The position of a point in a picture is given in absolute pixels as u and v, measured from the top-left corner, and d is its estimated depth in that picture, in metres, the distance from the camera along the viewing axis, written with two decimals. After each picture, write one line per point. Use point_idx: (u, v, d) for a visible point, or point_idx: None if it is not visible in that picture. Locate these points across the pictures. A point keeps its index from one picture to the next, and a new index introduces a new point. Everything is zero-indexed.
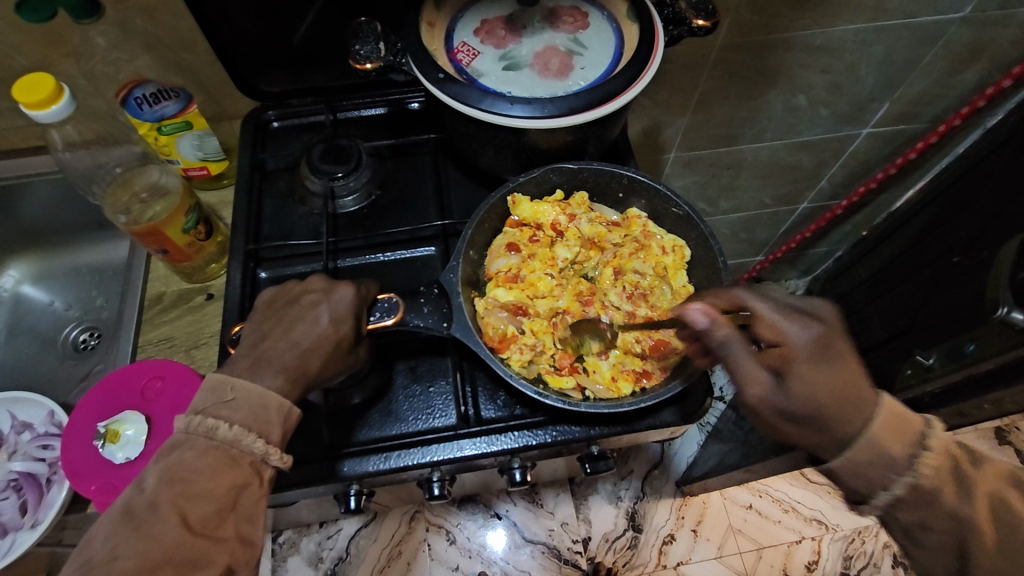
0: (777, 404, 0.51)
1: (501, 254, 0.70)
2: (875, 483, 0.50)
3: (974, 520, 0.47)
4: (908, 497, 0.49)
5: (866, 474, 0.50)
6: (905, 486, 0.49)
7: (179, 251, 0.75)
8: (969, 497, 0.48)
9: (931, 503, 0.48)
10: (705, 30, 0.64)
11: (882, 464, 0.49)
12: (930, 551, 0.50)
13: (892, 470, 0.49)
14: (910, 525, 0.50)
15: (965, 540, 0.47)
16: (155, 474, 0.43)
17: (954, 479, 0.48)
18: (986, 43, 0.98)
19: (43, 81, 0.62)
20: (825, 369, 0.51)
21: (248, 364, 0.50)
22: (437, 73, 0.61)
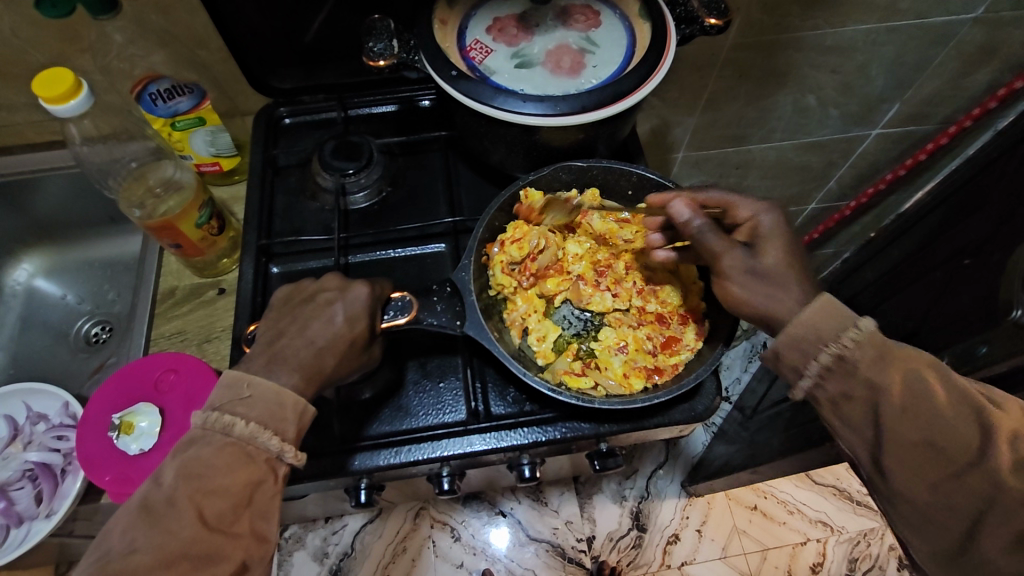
0: (746, 265, 0.55)
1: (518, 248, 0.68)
2: (808, 356, 0.50)
3: (887, 387, 0.47)
4: (835, 368, 0.49)
5: (802, 345, 0.50)
6: (831, 357, 0.49)
7: (192, 246, 0.75)
8: (886, 368, 0.48)
9: (854, 373, 0.48)
10: (717, 29, 0.64)
11: (816, 333, 0.50)
12: (852, 424, 0.49)
13: (823, 340, 0.50)
14: (835, 398, 0.49)
15: (879, 403, 0.47)
16: (172, 469, 0.44)
17: (875, 353, 0.48)
18: (998, 44, 0.98)
19: (63, 76, 0.63)
20: (788, 247, 0.56)
21: (264, 361, 0.51)
22: (450, 71, 0.61)
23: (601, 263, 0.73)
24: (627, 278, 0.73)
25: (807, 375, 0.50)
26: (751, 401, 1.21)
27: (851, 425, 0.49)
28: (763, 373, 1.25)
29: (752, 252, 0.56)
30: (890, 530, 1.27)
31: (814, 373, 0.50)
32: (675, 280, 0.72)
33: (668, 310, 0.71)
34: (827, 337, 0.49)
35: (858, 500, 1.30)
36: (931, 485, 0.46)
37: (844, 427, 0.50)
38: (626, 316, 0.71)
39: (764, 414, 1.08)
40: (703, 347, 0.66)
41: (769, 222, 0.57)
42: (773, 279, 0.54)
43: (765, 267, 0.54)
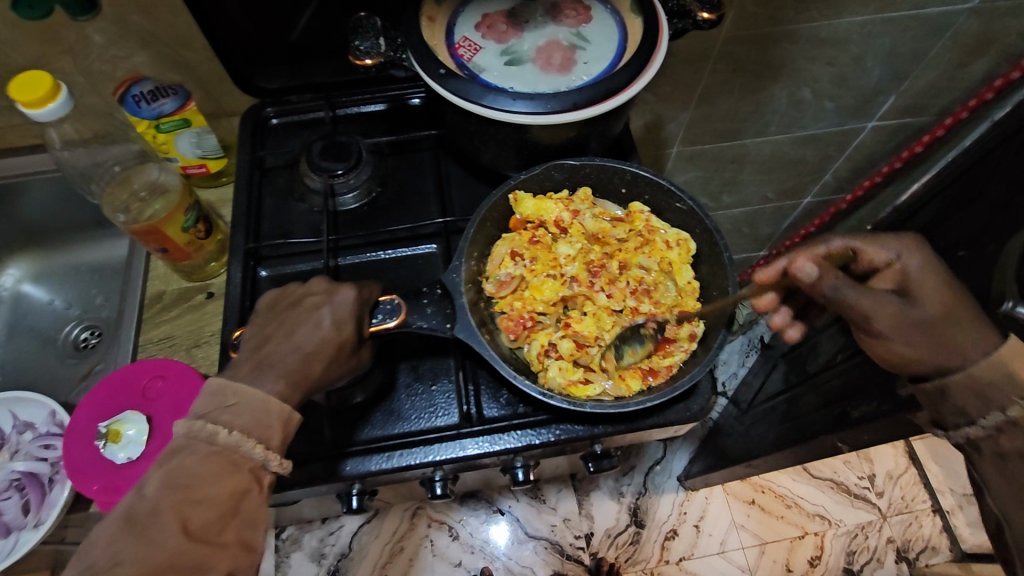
0: (912, 316, 0.58)
1: (504, 263, 0.69)
2: (991, 404, 0.54)
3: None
4: (1018, 422, 0.53)
5: (983, 392, 0.54)
6: (1020, 413, 0.53)
7: (178, 249, 0.74)
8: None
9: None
10: (710, 23, 0.63)
11: (1010, 383, 0.53)
12: (1015, 480, 0.54)
13: (1011, 390, 0.53)
14: (1011, 452, 0.54)
15: None
16: (155, 480, 0.43)
17: None
18: (994, 34, 0.97)
19: (40, 79, 0.61)
20: (942, 281, 0.60)
21: (249, 368, 0.49)
22: (438, 69, 0.60)
23: (593, 263, 0.71)
24: (621, 278, 0.70)
25: (980, 424, 0.55)
26: (748, 395, 1.20)
27: (1012, 482, 0.55)
28: (759, 368, 1.24)
29: (908, 300, 0.59)
30: (887, 523, 1.27)
31: (990, 425, 0.54)
32: (670, 280, 0.69)
33: (664, 310, 0.69)
34: (1002, 390, 0.53)
35: (856, 493, 1.30)
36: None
37: (1004, 481, 0.55)
38: (619, 317, 0.68)
39: (759, 408, 1.08)
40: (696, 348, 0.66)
41: (915, 264, 0.61)
42: (933, 329, 0.57)
43: (929, 314, 0.58)
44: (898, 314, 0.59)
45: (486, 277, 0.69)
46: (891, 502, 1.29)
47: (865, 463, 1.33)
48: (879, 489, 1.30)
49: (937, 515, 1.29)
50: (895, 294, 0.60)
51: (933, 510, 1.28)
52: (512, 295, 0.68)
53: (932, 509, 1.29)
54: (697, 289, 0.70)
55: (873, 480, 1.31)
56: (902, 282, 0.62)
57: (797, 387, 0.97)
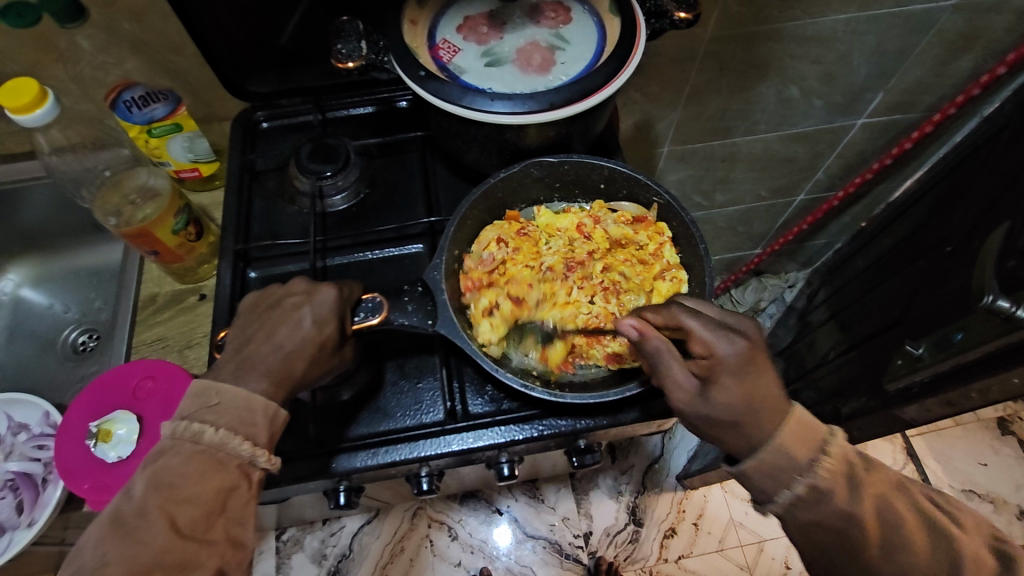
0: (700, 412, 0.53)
1: (489, 246, 0.70)
2: (781, 484, 0.52)
3: (861, 517, 0.52)
4: (807, 497, 0.52)
5: (777, 475, 0.52)
6: (806, 487, 0.52)
7: (169, 252, 0.75)
8: (859, 498, 0.52)
9: (825, 501, 0.52)
10: (687, 23, 0.64)
11: (787, 467, 0.51)
12: (819, 545, 0.54)
13: (798, 471, 0.52)
14: (806, 523, 0.53)
15: (852, 534, 0.52)
16: (142, 481, 0.44)
17: (846, 475, 0.53)
18: (979, 30, 0.97)
19: (26, 86, 0.63)
20: (751, 380, 0.52)
21: (233, 367, 0.51)
22: (418, 71, 0.61)
23: (573, 260, 0.72)
24: (599, 275, 0.72)
25: (778, 503, 0.52)
26: None
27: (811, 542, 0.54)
28: None
29: (705, 386, 0.53)
30: None
31: (785, 501, 0.52)
32: (642, 295, 0.70)
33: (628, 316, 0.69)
34: (796, 470, 0.52)
35: None
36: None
37: (811, 547, 0.54)
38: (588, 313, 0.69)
39: None
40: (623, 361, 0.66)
41: (729, 356, 0.53)
42: (742, 426, 0.52)
43: (721, 415, 0.52)
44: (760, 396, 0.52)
45: (470, 254, 0.70)
46: None
47: None
48: None
49: None
50: (696, 379, 0.54)
51: None
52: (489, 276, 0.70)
53: None
54: None
55: None
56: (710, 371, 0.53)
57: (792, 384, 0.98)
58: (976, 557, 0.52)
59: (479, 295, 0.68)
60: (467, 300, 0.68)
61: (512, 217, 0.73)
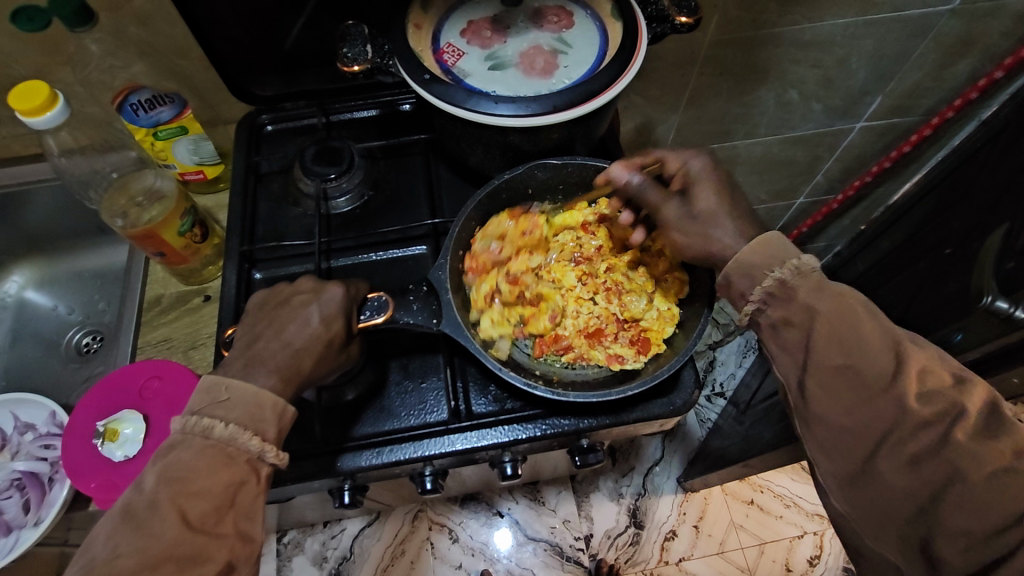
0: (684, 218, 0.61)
1: (500, 233, 0.71)
2: (756, 283, 0.54)
3: (823, 312, 0.50)
4: (777, 292, 0.53)
5: (751, 273, 0.54)
6: (775, 281, 0.53)
7: (175, 253, 0.76)
8: (828, 295, 0.51)
9: (791, 297, 0.52)
10: (688, 27, 0.65)
11: (756, 267, 0.54)
12: (787, 351, 0.53)
13: (770, 268, 0.53)
14: (775, 322, 0.53)
15: (812, 328, 0.51)
16: (153, 474, 0.45)
17: (814, 283, 0.52)
18: (976, 35, 0.98)
19: (37, 89, 0.64)
20: (717, 188, 0.61)
21: (241, 364, 0.51)
22: (423, 75, 0.62)
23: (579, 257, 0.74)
24: (603, 275, 0.73)
25: (750, 300, 0.54)
26: (745, 395, 1.20)
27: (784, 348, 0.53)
28: (757, 368, 1.24)
29: (686, 200, 0.62)
30: None
31: (757, 297, 0.54)
32: (644, 296, 0.71)
33: (628, 317, 0.70)
34: (768, 270, 0.54)
35: None
36: (849, 412, 0.49)
37: (780, 352, 0.53)
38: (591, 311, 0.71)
39: (758, 408, 1.08)
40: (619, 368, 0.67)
41: (698, 165, 0.62)
42: (706, 223, 0.60)
43: (699, 216, 0.60)
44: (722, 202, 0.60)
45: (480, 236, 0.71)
46: None
47: None
48: None
49: None
50: (678, 197, 0.62)
51: None
52: (497, 263, 0.71)
53: None
54: (676, 316, 0.69)
55: None
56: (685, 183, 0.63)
57: None
58: (925, 368, 0.48)
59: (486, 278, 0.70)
60: (472, 287, 0.69)
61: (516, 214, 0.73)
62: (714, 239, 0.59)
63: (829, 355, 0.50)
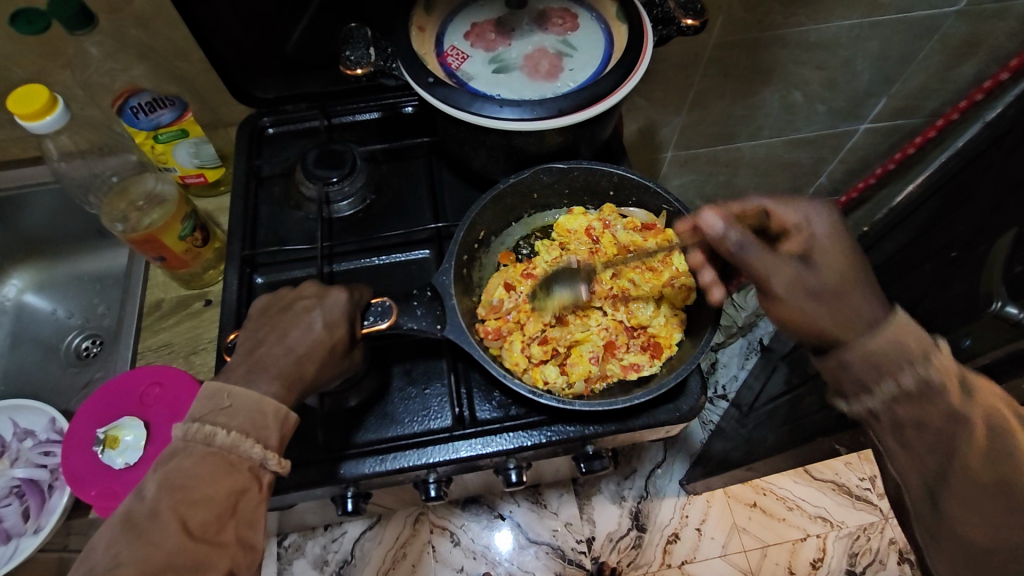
0: (807, 285, 0.53)
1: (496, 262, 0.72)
2: (884, 374, 0.48)
3: (970, 421, 0.46)
4: (914, 390, 0.47)
5: (878, 363, 0.48)
6: (913, 378, 0.47)
7: (176, 258, 0.75)
8: (973, 400, 0.46)
9: (932, 399, 0.47)
10: (694, 29, 0.64)
11: (894, 355, 0.48)
12: (916, 449, 0.49)
13: (908, 359, 0.47)
14: (905, 422, 0.48)
15: (956, 437, 0.46)
16: (154, 482, 0.44)
17: (958, 381, 0.47)
18: (983, 36, 0.98)
19: (37, 92, 0.63)
20: (846, 256, 0.54)
21: (243, 371, 0.50)
22: (427, 78, 0.61)
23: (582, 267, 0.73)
24: (608, 282, 0.73)
25: (876, 394, 0.48)
26: (748, 397, 1.19)
27: (913, 451, 0.49)
28: (760, 370, 1.24)
29: (808, 265, 0.54)
30: (889, 524, 1.26)
31: (887, 392, 0.48)
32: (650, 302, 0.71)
33: (635, 324, 0.70)
34: (903, 361, 0.47)
35: (857, 494, 1.29)
36: (989, 528, 0.46)
37: (904, 450, 0.49)
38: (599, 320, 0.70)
39: (761, 410, 1.07)
40: (632, 377, 0.66)
41: (821, 228, 0.56)
42: (831, 293, 0.52)
43: (826, 281, 0.53)
44: (851, 271, 0.53)
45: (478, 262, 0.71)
46: None
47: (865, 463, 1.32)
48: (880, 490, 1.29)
49: None
50: (798, 260, 0.54)
51: None
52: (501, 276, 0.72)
53: None
54: (681, 321, 0.70)
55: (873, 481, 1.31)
56: (808, 249, 0.55)
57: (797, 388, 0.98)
58: None
59: (493, 297, 0.70)
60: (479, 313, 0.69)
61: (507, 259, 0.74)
62: (846, 313, 0.51)
63: (976, 473, 0.46)
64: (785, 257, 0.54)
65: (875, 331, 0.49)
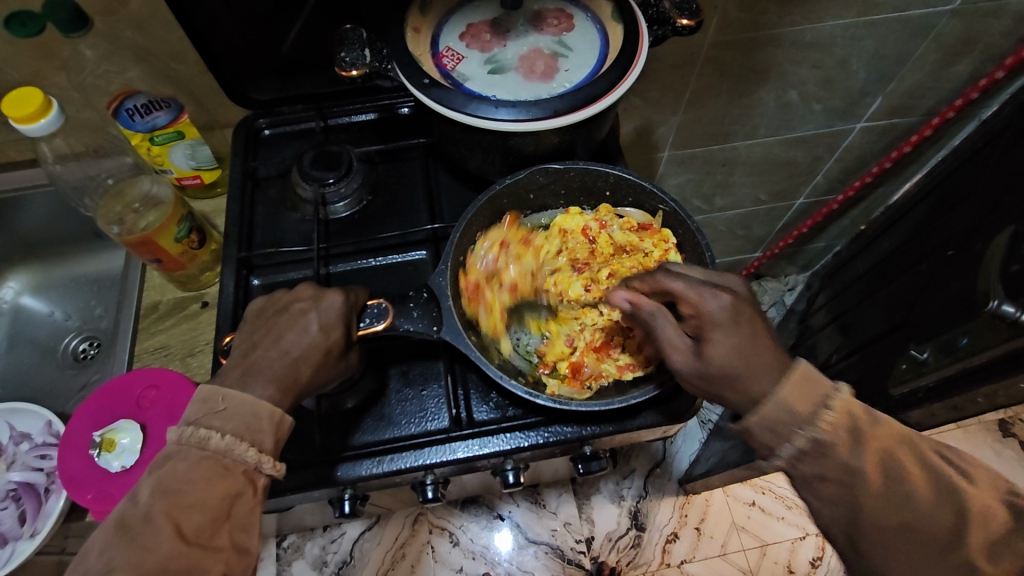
0: (694, 367, 0.53)
1: (492, 247, 0.72)
2: (780, 439, 0.51)
3: (863, 472, 0.49)
4: (809, 450, 0.50)
5: (777, 430, 0.50)
6: (809, 440, 0.50)
7: (172, 260, 0.75)
8: (863, 450, 0.49)
9: (826, 455, 0.50)
10: (689, 29, 0.64)
11: (790, 419, 0.50)
12: (828, 504, 0.51)
13: (795, 424, 0.50)
14: (810, 477, 0.51)
15: (854, 487, 0.49)
16: (147, 486, 0.44)
17: (849, 435, 0.49)
18: (978, 35, 0.98)
19: (31, 95, 0.63)
20: (735, 330, 0.52)
21: (239, 373, 0.50)
22: (422, 79, 0.61)
23: (578, 264, 0.73)
24: (605, 282, 0.71)
25: (781, 456, 0.51)
26: None
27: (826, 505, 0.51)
28: None
29: (699, 347, 0.53)
30: None
31: (789, 456, 0.51)
32: None
33: None
34: (794, 427, 0.50)
35: None
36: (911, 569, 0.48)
37: (819, 504, 0.52)
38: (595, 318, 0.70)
39: None
40: (626, 377, 0.66)
41: (716, 307, 0.53)
42: (718, 376, 0.52)
43: (712, 367, 0.52)
44: (744, 347, 0.52)
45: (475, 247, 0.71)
46: None
47: None
48: None
49: None
50: (691, 340, 0.54)
51: None
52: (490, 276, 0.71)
53: None
54: None
55: None
56: (700, 328, 0.54)
57: None
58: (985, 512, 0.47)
59: (484, 293, 0.69)
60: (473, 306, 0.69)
61: (514, 222, 0.74)
62: (746, 390, 0.51)
63: (882, 520, 0.49)
64: (678, 336, 0.55)
65: (780, 389, 0.50)
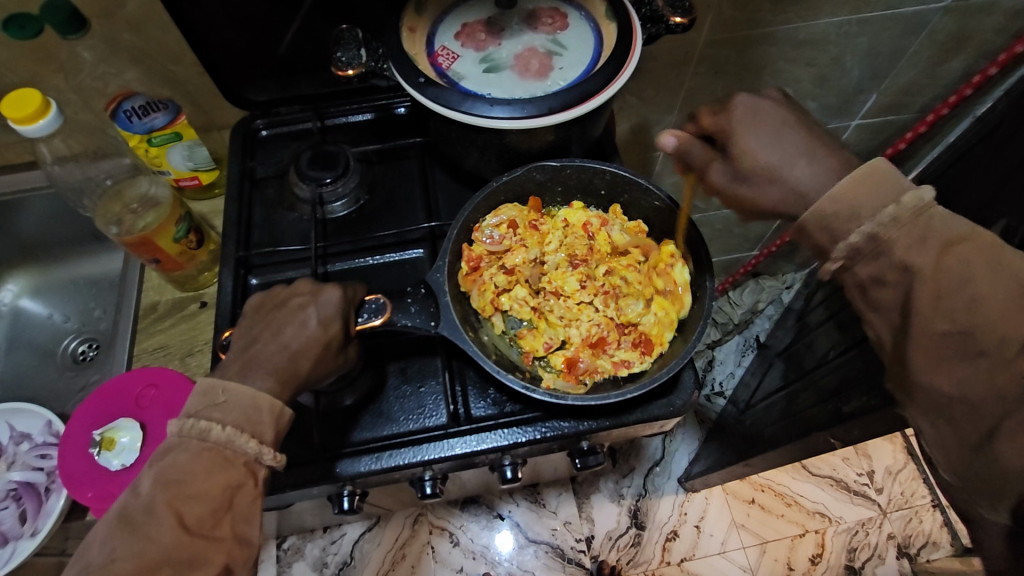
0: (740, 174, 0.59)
1: (501, 225, 0.72)
2: (835, 236, 0.53)
3: (921, 272, 0.49)
4: (865, 248, 0.51)
5: (831, 226, 0.53)
6: (863, 237, 0.51)
7: (170, 260, 0.76)
8: (937, 254, 0.48)
9: (886, 254, 0.51)
10: (682, 27, 0.65)
11: (847, 212, 0.52)
12: (888, 311, 0.52)
13: (853, 219, 0.52)
14: (867, 281, 0.52)
15: (911, 290, 0.49)
16: (149, 478, 0.44)
17: (916, 234, 0.49)
18: (971, 31, 0.98)
19: (29, 97, 0.64)
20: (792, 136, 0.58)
21: (238, 367, 0.51)
22: (418, 78, 0.62)
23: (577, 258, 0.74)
24: (603, 278, 0.73)
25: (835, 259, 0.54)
26: (745, 394, 1.20)
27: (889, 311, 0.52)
28: (757, 367, 1.24)
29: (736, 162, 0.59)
30: (887, 518, 1.26)
31: (842, 255, 0.53)
32: (643, 299, 0.71)
33: (627, 322, 0.70)
34: (857, 216, 0.52)
35: (855, 489, 1.29)
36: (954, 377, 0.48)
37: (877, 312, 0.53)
38: (591, 313, 0.71)
39: (758, 406, 1.08)
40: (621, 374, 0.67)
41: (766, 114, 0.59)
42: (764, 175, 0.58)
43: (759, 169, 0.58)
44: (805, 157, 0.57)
45: (480, 227, 0.71)
46: (891, 497, 1.28)
47: (862, 459, 1.33)
48: (878, 485, 1.30)
49: (937, 510, 1.28)
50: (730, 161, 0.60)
51: (933, 505, 1.27)
52: (492, 254, 0.72)
53: (932, 504, 1.28)
54: (674, 319, 0.69)
55: (871, 476, 1.31)
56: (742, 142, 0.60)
57: (794, 383, 0.99)
58: None
59: (483, 273, 0.70)
60: (471, 296, 0.69)
61: (534, 205, 0.74)
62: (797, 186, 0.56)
63: (935, 322, 0.48)
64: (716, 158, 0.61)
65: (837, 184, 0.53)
